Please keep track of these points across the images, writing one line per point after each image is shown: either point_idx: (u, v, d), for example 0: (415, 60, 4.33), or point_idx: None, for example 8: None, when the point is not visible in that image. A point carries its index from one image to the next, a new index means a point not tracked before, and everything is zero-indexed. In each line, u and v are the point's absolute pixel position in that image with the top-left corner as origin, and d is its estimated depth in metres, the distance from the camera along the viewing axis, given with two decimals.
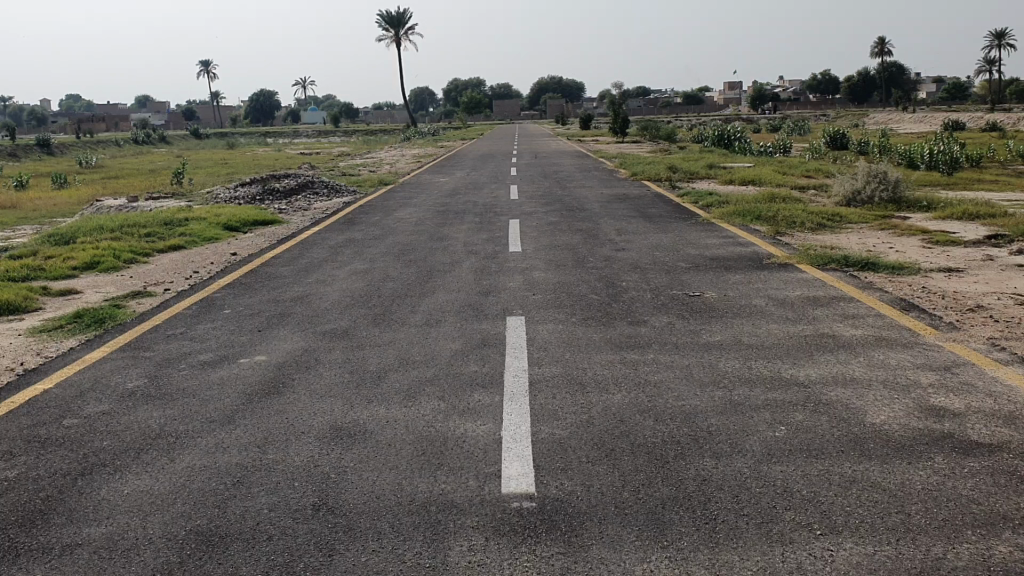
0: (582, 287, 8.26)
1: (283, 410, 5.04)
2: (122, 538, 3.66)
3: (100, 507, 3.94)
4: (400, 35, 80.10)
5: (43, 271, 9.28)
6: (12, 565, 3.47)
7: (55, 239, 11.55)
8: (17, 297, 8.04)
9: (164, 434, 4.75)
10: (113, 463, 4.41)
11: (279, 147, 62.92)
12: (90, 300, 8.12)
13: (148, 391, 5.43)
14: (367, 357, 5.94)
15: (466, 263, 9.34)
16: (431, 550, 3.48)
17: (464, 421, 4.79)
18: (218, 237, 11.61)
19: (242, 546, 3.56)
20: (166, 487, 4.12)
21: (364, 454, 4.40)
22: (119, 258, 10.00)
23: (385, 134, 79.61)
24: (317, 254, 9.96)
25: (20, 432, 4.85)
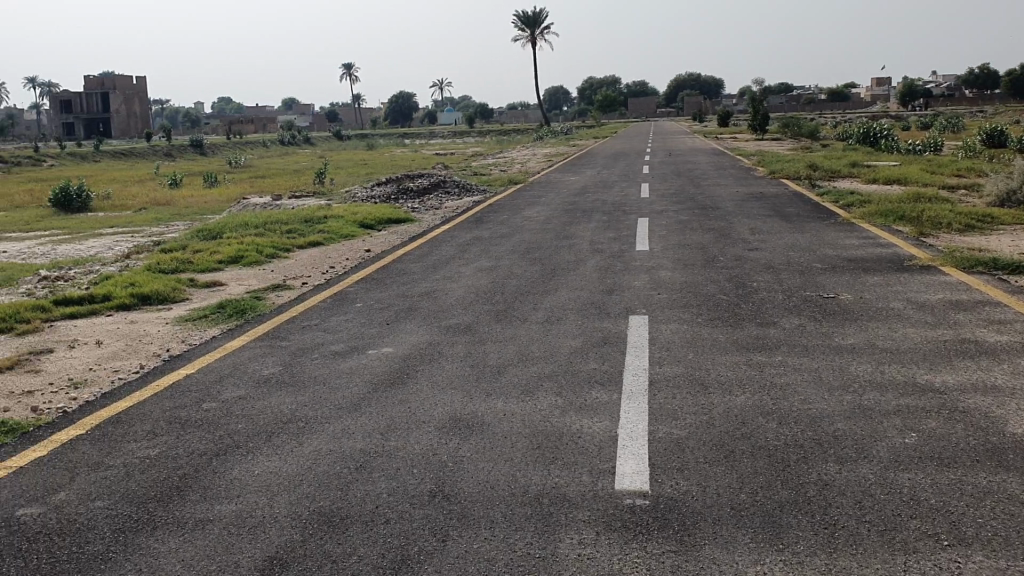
0: (710, 287, 8.13)
1: (406, 400, 5.18)
2: (250, 516, 3.85)
3: (231, 486, 4.16)
4: (537, 35, 80.61)
5: (191, 264, 9.84)
6: (150, 537, 3.70)
7: (203, 235, 12.18)
8: (167, 288, 8.55)
9: (295, 419, 4.96)
10: (246, 445, 4.64)
11: (418, 146, 64.48)
12: (232, 292, 8.54)
13: (282, 379, 5.69)
14: (488, 353, 6.02)
15: (592, 261, 9.34)
16: (541, 541, 3.51)
17: (581, 417, 4.80)
18: (353, 234, 11.98)
19: (361, 528, 3.69)
20: (293, 470, 4.31)
21: (481, 445, 4.47)
22: (261, 254, 10.46)
23: (519, 132, 80.38)
24: (446, 251, 10.16)
25: (163, 413, 5.17)
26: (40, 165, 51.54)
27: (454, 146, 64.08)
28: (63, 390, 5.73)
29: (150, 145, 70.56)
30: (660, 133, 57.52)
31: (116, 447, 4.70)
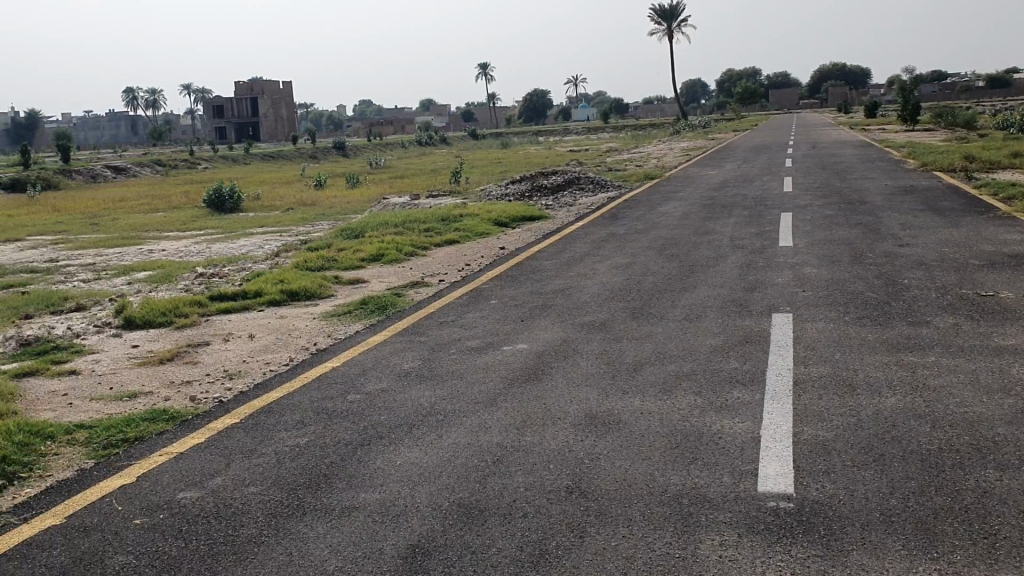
0: (858, 284, 7.81)
1: (543, 396, 5.21)
2: (394, 504, 3.96)
3: (375, 475, 4.29)
4: (674, 29, 79.42)
5: (336, 261, 10.19)
6: (300, 522, 3.86)
7: (346, 234, 12.60)
8: (313, 285, 8.90)
9: (435, 412, 5.07)
10: (388, 436, 4.76)
11: (554, 144, 64.63)
12: (374, 289, 8.79)
13: (422, 373, 5.82)
14: (626, 350, 5.98)
15: (732, 258, 9.12)
16: (681, 542, 3.46)
17: (721, 417, 4.71)
18: (489, 232, 12.13)
19: (500, 520, 3.74)
20: (433, 461, 4.40)
21: (618, 443, 4.45)
22: (402, 252, 10.73)
23: (654, 128, 79.44)
24: (581, 248, 10.14)
25: (312, 403, 5.39)
26: (196, 168, 54.48)
27: (589, 142, 63.95)
28: (219, 381, 6.04)
29: (296, 147, 73.53)
30: (804, 125, 55.66)
31: (267, 436, 4.91)
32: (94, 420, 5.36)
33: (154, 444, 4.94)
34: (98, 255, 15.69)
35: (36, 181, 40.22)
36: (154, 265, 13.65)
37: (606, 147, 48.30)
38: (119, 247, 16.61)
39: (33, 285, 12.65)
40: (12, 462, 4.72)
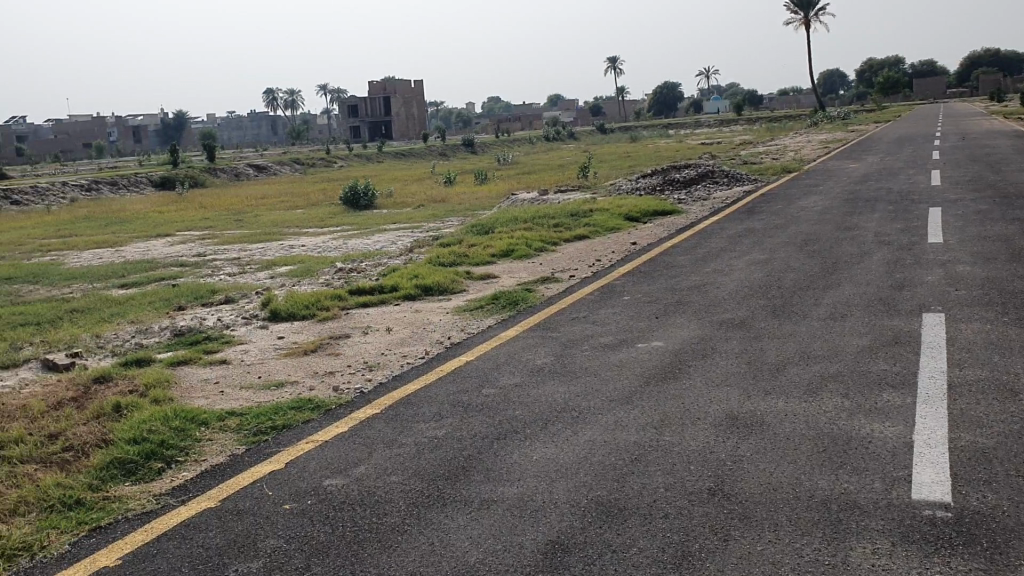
0: (1017, 283, 7.35)
1: (681, 395, 5.12)
2: (532, 499, 3.97)
3: (513, 469, 4.31)
4: (812, 18, 76.72)
5: (468, 257, 10.31)
6: (440, 513, 3.93)
7: (477, 229, 12.73)
8: (446, 280, 9.02)
9: (570, 408, 5.05)
10: (524, 431, 4.77)
11: (684, 138, 63.53)
12: (506, 284, 8.84)
13: (556, 368, 5.81)
14: (767, 349, 5.81)
15: (878, 255, 8.74)
16: (831, 549, 3.33)
17: (870, 421, 4.51)
18: (620, 227, 12.01)
19: (639, 520, 3.70)
20: (570, 458, 4.38)
21: (761, 446, 4.32)
22: (533, 247, 10.76)
23: (789, 120, 77.04)
24: (716, 243, 9.93)
25: (448, 396, 5.46)
26: (332, 166, 56.24)
27: (721, 135, 62.52)
28: (359, 372, 6.20)
29: (426, 144, 74.89)
30: (953, 115, 52.85)
31: (407, 427, 5.01)
32: (243, 408, 5.59)
33: (300, 432, 5.11)
34: (241, 251, 16.37)
35: (185, 180, 42.34)
36: (295, 260, 14.14)
37: (738, 140, 47.17)
38: (261, 243, 17.28)
39: (184, 278, 13.34)
40: (170, 446, 4.99)
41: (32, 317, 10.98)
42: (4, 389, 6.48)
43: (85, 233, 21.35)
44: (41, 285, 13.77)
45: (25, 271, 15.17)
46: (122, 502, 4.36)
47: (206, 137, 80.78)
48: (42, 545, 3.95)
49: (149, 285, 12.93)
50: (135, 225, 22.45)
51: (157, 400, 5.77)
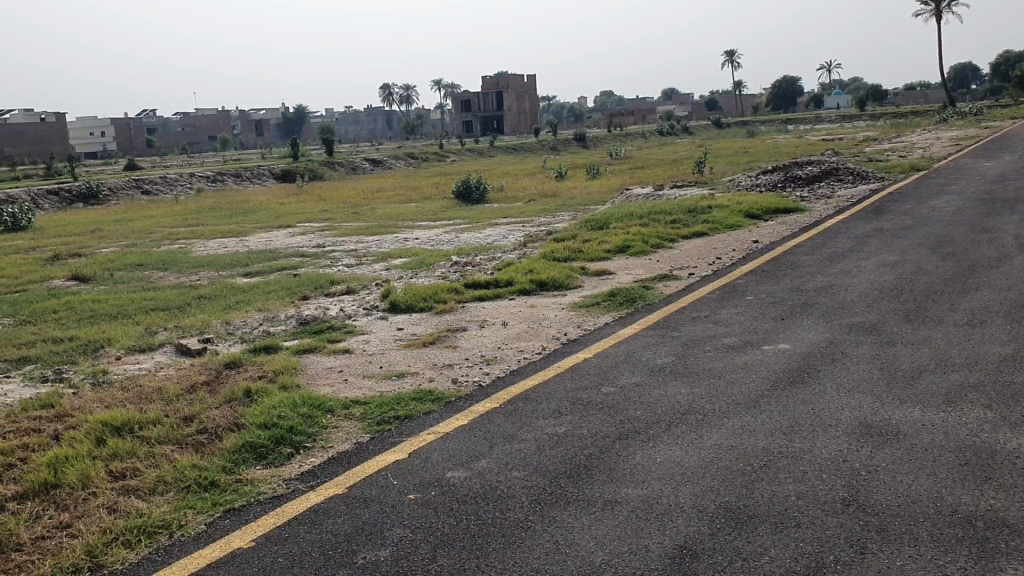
0: None
1: (810, 401, 4.95)
2: (658, 502, 3.92)
3: (637, 470, 4.25)
4: (943, 9, 73.22)
5: (584, 252, 10.27)
6: (564, 511, 3.91)
7: (592, 225, 12.66)
8: (563, 276, 8.99)
9: (693, 410, 4.95)
10: (646, 432, 4.70)
11: (803, 133, 61.75)
12: (623, 280, 8.75)
13: (677, 368, 5.71)
14: (899, 356, 5.58)
15: (1020, 259, 8.27)
16: (978, 568, 3.16)
17: (1016, 435, 4.27)
18: (740, 225, 11.74)
19: (771, 528, 3.59)
20: (695, 461, 4.30)
21: (898, 456, 4.14)
22: (650, 243, 10.62)
23: (917, 116, 73.87)
24: (843, 243, 9.59)
25: (567, 393, 5.42)
26: (445, 160, 56.93)
27: (842, 130, 60.50)
28: (477, 366, 6.23)
29: (538, 139, 75.04)
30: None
31: (527, 422, 5.01)
32: (366, 398, 5.70)
33: (422, 423, 5.18)
34: (359, 242, 16.74)
35: (304, 172, 43.54)
36: (410, 252, 14.37)
37: (861, 137, 45.58)
38: (377, 235, 17.63)
39: (305, 268, 13.72)
40: (298, 432, 5.12)
41: (163, 303, 11.48)
42: (141, 372, 6.80)
43: (212, 223, 22.20)
44: (171, 272, 14.40)
45: (157, 258, 15.89)
46: (253, 485, 4.51)
47: (325, 131, 82.86)
48: (180, 524, 4.14)
49: (272, 274, 13.36)
50: (259, 216, 23.24)
51: (284, 387, 5.94)
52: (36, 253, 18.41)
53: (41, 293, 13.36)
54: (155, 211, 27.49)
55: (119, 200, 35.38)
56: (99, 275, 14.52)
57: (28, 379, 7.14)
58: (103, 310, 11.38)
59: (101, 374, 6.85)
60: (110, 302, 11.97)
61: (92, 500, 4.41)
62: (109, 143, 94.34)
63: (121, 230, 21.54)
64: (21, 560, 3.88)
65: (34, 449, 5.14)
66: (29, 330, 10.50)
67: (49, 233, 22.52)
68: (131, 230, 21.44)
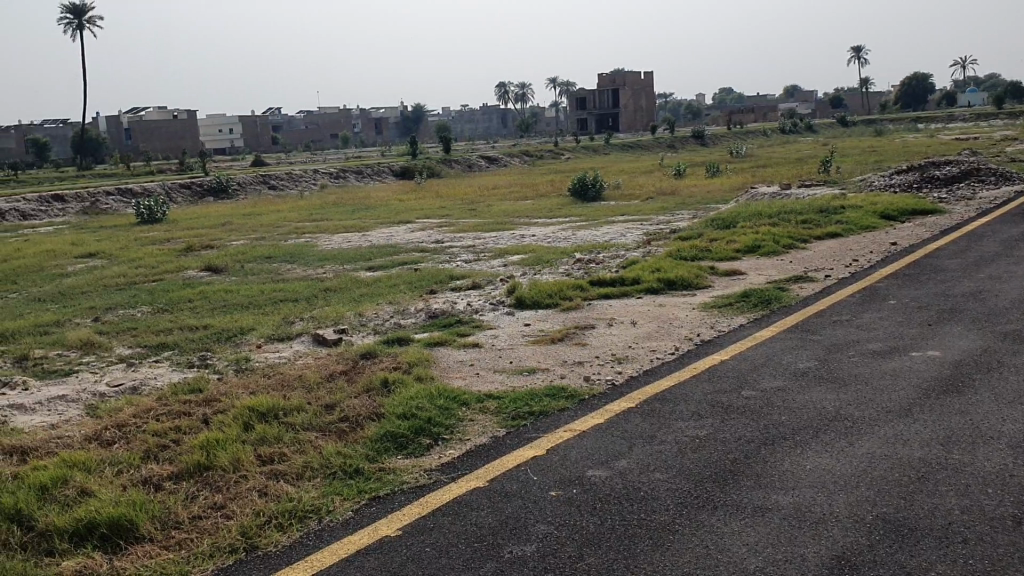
0: None
1: (967, 411, 4.72)
2: (811, 510, 3.80)
3: (785, 477, 4.14)
4: None
5: (712, 251, 10.09)
6: (713, 515, 3.84)
7: (718, 224, 12.45)
8: (691, 275, 8.86)
9: (841, 417, 4.78)
10: (793, 438, 4.57)
11: (934, 133, 58.94)
12: (754, 281, 8.55)
13: (820, 373, 5.53)
14: None
15: None
16: None
17: None
18: (875, 226, 11.34)
19: (935, 542, 3.44)
20: (847, 470, 4.16)
21: None
22: (780, 244, 10.34)
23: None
24: (991, 248, 9.13)
25: (705, 396, 5.32)
26: (559, 158, 57.04)
27: (976, 129, 57.74)
28: (610, 364, 6.18)
29: (652, 136, 74.29)
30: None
31: (666, 424, 4.93)
32: (500, 392, 5.72)
33: (559, 419, 5.17)
34: (479, 238, 16.91)
35: (422, 169, 44.20)
36: (528, 249, 14.39)
37: (998, 136, 43.35)
38: (495, 231, 17.76)
39: (428, 262, 13.95)
40: (436, 423, 5.18)
41: (292, 294, 11.83)
42: (280, 360, 7.02)
43: (335, 218, 22.79)
44: (298, 265, 14.84)
45: (284, 251, 16.40)
46: (396, 474, 4.59)
47: (441, 129, 83.79)
48: (329, 509, 4.24)
49: (395, 268, 13.62)
50: (379, 212, 23.76)
51: (419, 379, 6.03)
52: (171, 244, 19.25)
53: (177, 283, 13.96)
54: (280, 206, 28.42)
55: (246, 194, 36.71)
56: (230, 266, 15.08)
57: (175, 365, 7.46)
58: (236, 300, 11.80)
59: (243, 362, 7.11)
60: (240, 293, 12.40)
61: (244, 483, 4.57)
62: (234, 141, 98.17)
63: (249, 224, 22.32)
64: (181, 538, 4.04)
65: (187, 431, 5.35)
66: (168, 318, 10.97)
67: (182, 225, 23.52)
68: (257, 224, 22.20)
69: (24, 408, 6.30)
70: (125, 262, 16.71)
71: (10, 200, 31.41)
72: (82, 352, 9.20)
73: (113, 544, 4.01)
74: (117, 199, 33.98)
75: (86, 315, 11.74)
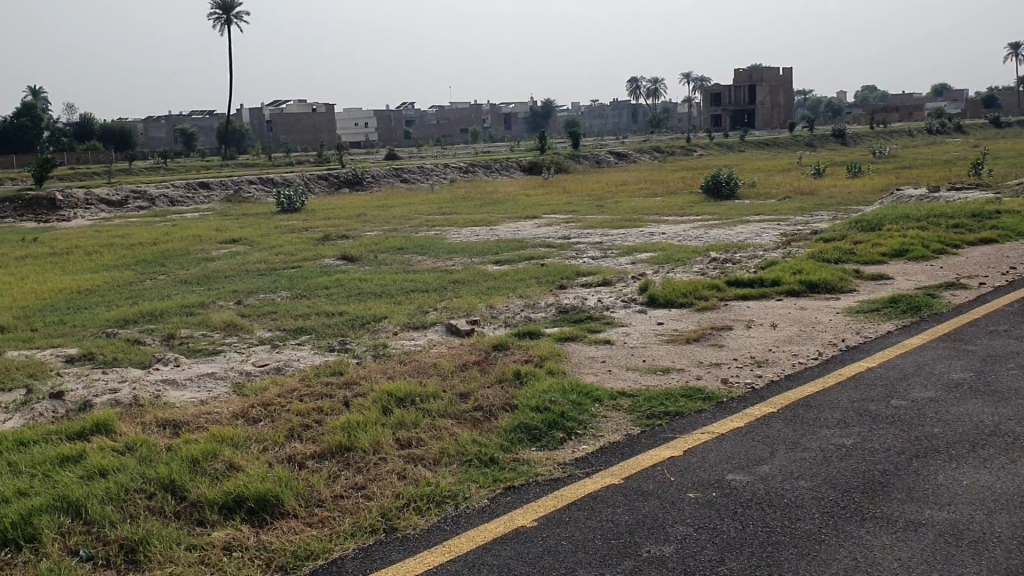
0: None
1: None
2: (968, 528, 3.60)
3: (940, 492, 3.94)
4: None
5: (855, 254, 9.73)
6: (862, 527, 3.69)
7: (861, 226, 12.00)
8: (833, 277, 8.56)
9: (1000, 433, 4.52)
10: (948, 451, 4.35)
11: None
12: (901, 287, 8.18)
13: (977, 385, 5.24)
14: None
15: None
16: None
17: None
18: None
19: None
20: (1008, 488, 3.92)
21: None
22: (928, 249, 9.86)
23: None
24: None
25: (852, 404, 5.11)
26: (690, 155, 56.21)
27: None
28: (749, 366, 6.03)
29: (787, 135, 72.30)
30: None
31: (809, 430, 4.77)
32: (634, 390, 5.67)
33: (696, 421, 5.08)
34: (608, 235, 16.84)
35: (551, 165, 44.38)
36: (659, 246, 14.23)
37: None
38: (624, 228, 17.65)
39: (558, 258, 13.98)
40: (570, 418, 5.17)
41: (424, 284, 12.05)
42: (416, 348, 7.15)
43: (465, 211, 23.14)
44: (428, 256, 15.12)
45: (416, 243, 16.74)
46: (530, 466, 4.60)
47: (570, 125, 83.69)
48: (465, 496, 4.29)
49: (523, 262, 13.70)
50: (509, 206, 23.97)
51: (553, 373, 6.03)
52: (308, 232, 19.95)
53: (314, 270, 14.43)
54: (412, 199, 29.09)
55: (379, 186, 37.68)
56: (364, 255, 15.50)
57: (315, 348, 7.70)
58: (371, 288, 12.11)
59: (381, 348, 7.28)
60: (373, 281, 12.72)
61: (383, 465, 4.67)
62: (367, 134, 100.89)
63: (383, 215, 22.90)
64: (324, 516, 4.16)
65: (328, 412, 5.52)
66: (307, 303, 11.37)
67: (319, 215, 24.35)
68: (391, 216, 22.74)
69: (175, 383, 6.62)
70: (266, 249, 17.41)
71: (161, 186, 33.25)
72: (225, 333, 9.62)
73: (260, 518, 4.15)
74: (258, 188, 35.46)
75: (229, 298, 12.29)
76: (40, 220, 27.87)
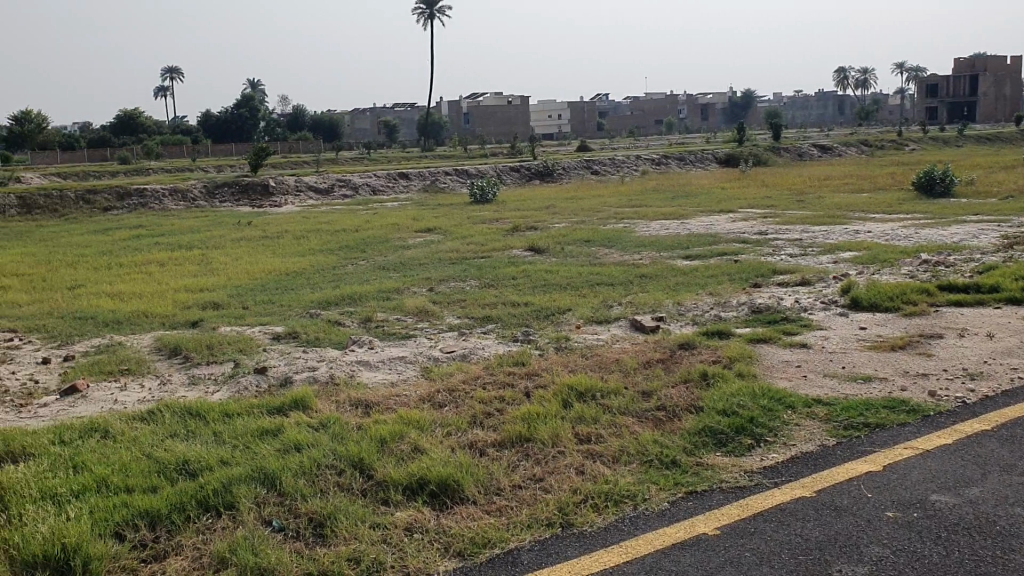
0: None
1: None
2: None
3: None
4: None
5: None
6: None
7: None
8: None
9: None
10: None
11: None
12: None
13: None
14: None
15: None
16: None
17: None
18: None
19: None
20: None
21: None
22: None
23: None
24: None
25: None
26: (901, 148, 53.04)
27: None
28: (960, 379, 5.57)
29: (1011, 129, 66.79)
30: None
31: None
32: (830, 398, 5.35)
33: (897, 434, 4.73)
34: (806, 231, 16.13)
35: (748, 157, 43.06)
36: (862, 246, 13.47)
37: None
38: (824, 225, 16.83)
39: (751, 254, 13.52)
40: (759, 424, 4.94)
41: (612, 278, 11.97)
42: (601, 342, 7.09)
43: (657, 204, 22.86)
44: (617, 250, 15.02)
45: (604, 235, 16.67)
46: (714, 471, 4.43)
47: (770, 116, 80.97)
48: (644, 497, 4.18)
49: (714, 258, 13.35)
50: (702, 199, 23.46)
51: (742, 375, 5.80)
52: (499, 223, 20.30)
53: (503, 260, 14.67)
54: (603, 192, 29.08)
55: (570, 178, 37.86)
56: (552, 247, 15.59)
57: (500, 337, 7.79)
58: (559, 280, 12.15)
59: (565, 340, 7.26)
60: (561, 273, 12.77)
61: (562, 459, 4.63)
62: (561, 126, 101.68)
63: (573, 207, 22.98)
64: (502, 505, 4.17)
65: (511, 402, 5.55)
66: (495, 292, 11.56)
67: (511, 205, 24.78)
68: (580, 207, 22.78)
69: (369, 364, 6.88)
70: (459, 238, 17.87)
71: (365, 175, 34.89)
72: (416, 318, 9.93)
73: (441, 502, 4.22)
74: (455, 178, 36.50)
75: (422, 284, 12.70)
76: (255, 206, 29.88)
